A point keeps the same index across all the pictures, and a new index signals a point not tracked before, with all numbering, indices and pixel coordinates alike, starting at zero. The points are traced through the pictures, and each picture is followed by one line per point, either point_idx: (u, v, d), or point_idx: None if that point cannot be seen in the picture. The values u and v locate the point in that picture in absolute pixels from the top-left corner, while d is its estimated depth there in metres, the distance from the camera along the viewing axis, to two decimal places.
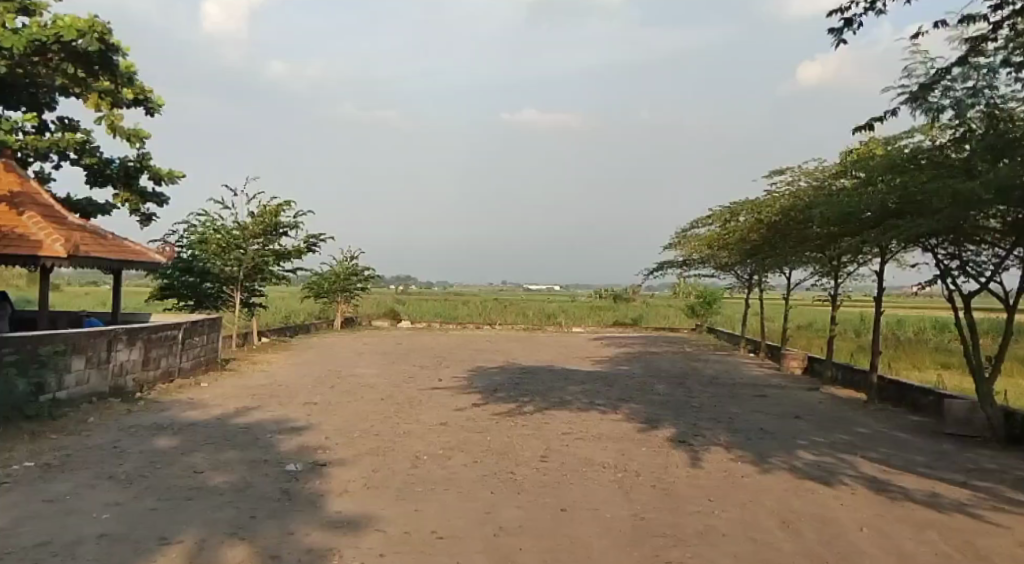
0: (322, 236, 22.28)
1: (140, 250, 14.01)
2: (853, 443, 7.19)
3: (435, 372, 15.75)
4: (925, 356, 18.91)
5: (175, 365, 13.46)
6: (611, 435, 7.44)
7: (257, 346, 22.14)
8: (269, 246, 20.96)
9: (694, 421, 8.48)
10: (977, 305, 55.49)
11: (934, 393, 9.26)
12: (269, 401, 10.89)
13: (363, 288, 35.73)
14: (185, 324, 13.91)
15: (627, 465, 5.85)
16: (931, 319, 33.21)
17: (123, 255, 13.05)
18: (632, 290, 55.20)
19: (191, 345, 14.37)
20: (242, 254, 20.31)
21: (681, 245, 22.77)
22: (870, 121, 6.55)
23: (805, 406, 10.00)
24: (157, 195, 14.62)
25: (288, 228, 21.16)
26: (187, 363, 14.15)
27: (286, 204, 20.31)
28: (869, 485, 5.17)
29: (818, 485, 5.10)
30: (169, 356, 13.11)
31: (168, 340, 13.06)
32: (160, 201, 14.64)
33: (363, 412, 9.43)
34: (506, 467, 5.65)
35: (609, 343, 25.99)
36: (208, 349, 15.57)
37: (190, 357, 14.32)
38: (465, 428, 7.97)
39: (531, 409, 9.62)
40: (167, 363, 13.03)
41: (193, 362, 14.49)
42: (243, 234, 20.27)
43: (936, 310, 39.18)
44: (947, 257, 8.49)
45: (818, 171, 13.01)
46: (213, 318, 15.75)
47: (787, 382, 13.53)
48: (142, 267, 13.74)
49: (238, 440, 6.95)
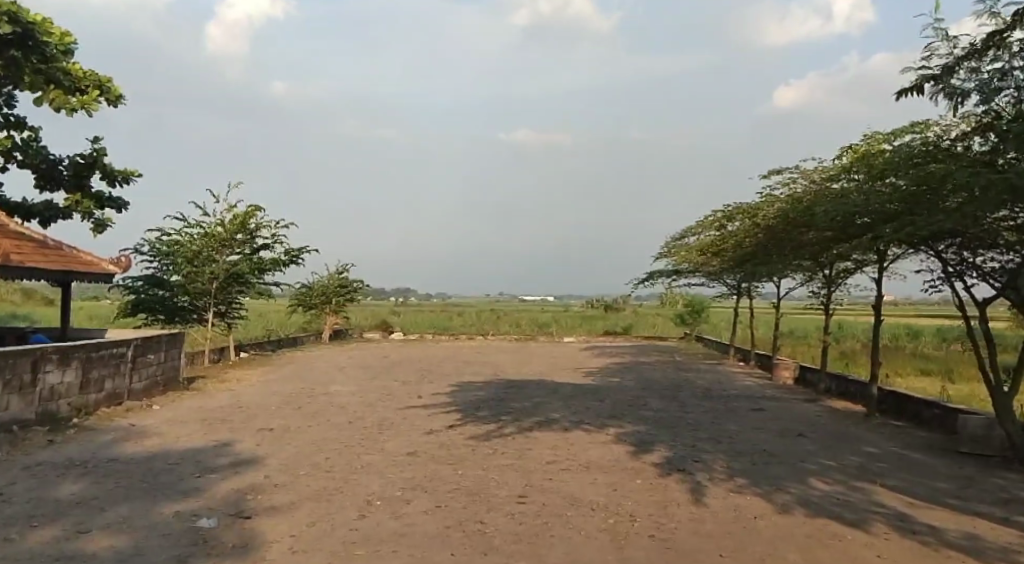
0: (303, 248, 21.39)
1: (91, 261, 13.06)
2: (867, 468, 6.43)
3: (415, 387, 14.88)
4: (915, 363, 18.36)
5: (125, 386, 12.44)
6: (595, 463, 6.61)
7: (232, 362, 21.20)
8: (242, 256, 20.00)
9: (689, 442, 7.69)
10: (964, 310, 55.61)
11: (939, 406, 8.59)
12: (223, 427, 9.93)
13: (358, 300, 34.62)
14: (135, 340, 12.87)
15: (618, 505, 5.04)
16: (916, 326, 32.80)
17: (67, 264, 12.10)
18: (621, 300, 54.63)
19: (145, 363, 13.37)
20: (212, 266, 19.13)
21: (670, 254, 22.17)
22: (914, 85, 5.84)
23: (804, 421, 9.23)
24: (116, 202, 13.68)
25: (262, 236, 20.19)
26: (140, 384, 13.13)
27: (256, 209, 19.31)
28: (896, 525, 4.37)
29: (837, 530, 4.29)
30: (115, 377, 12.09)
31: (115, 357, 12.04)
32: (117, 205, 13.69)
33: (325, 439, 8.50)
34: (471, 515, 4.81)
35: (598, 353, 25.26)
36: (166, 368, 14.52)
37: (143, 377, 13.30)
38: (434, 458, 7.08)
39: (511, 430, 8.80)
40: (113, 384, 12.01)
41: (148, 383, 13.48)
42: (212, 243, 19.18)
43: (911, 316, 39.20)
44: (959, 261, 7.83)
45: (814, 174, 12.41)
46: (172, 334, 14.68)
47: (781, 394, 12.85)
48: (94, 278, 12.81)
49: (162, 487, 6.00)
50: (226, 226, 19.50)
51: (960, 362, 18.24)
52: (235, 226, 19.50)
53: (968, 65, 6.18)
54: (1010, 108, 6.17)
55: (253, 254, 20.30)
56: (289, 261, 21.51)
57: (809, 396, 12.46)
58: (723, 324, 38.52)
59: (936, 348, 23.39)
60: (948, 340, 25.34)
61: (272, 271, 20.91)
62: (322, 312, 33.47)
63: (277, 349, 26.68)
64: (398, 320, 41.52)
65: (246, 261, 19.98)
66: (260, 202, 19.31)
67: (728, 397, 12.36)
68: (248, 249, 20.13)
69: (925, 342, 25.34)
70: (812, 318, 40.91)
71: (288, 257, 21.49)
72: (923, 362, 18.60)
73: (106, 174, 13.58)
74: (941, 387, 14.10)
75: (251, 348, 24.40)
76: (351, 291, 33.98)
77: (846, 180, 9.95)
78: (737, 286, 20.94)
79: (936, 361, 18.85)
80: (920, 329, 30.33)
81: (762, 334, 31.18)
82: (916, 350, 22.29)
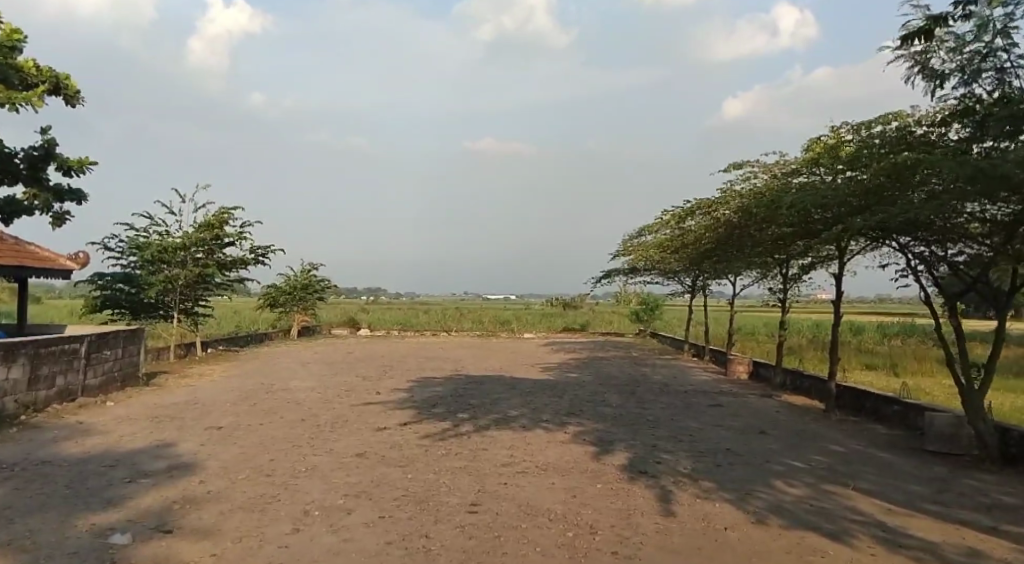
0: (269, 247, 20.53)
1: (47, 257, 12.01)
2: (837, 467, 6.14)
3: (373, 383, 14.26)
4: (862, 356, 18.55)
5: (79, 382, 11.52)
6: (554, 465, 6.14)
7: (201, 357, 20.34)
8: (209, 256, 19.03)
9: (652, 441, 7.31)
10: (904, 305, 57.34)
11: (898, 403, 8.24)
12: (167, 425, 9.19)
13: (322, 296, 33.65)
14: (90, 336, 11.92)
15: (578, 515, 4.63)
16: (856, 322, 33.45)
17: (21, 258, 11.26)
18: (580, 298, 54.69)
19: (100, 359, 12.40)
20: (182, 267, 18.27)
21: (628, 252, 21.85)
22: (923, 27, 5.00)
23: (766, 417, 8.95)
24: (76, 195, 12.68)
25: (233, 239, 19.39)
26: (95, 380, 12.20)
27: (231, 214, 18.38)
28: (889, 552, 3.98)
29: (815, 551, 4.02)
30: (68, 373, 11.19)
31: (68, 354, 11.14)
32: (77, 198, 12.67)
33: (270, 439, 7.87)
34: (417, 528, 4.35)
35: (558, 349, 24.94)
36: (125, 363, 13.58)
37: (99, 373, 12.37)
38: (382, 460, 6.52)
39: (468, 428, 8.31)
40: (66, 381, 11.12)
41: (103, 379, 12.53)
42: (186, 242, 18.24)
43: (858, 314, 40.13)
44: (930, 255, 7.58)
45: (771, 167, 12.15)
46: (131, 330, 13.72)
47: (739, 389, 12.70)
48: (52, 274, 11.85)
49: (81, 495, 5.35)
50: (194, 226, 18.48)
51: (905, 354, 18.48)
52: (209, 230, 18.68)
53: (949, 46, 6.01)
54: (992, 92, 5.93)
55: (221, 254, 19.33)
56: (256, 261, 20.68)
57: (768, 391, 12.28)
58: (680, 320, 38.72)
59: (878, 342, 23.79)
60: (888, 334, 25.82)
61: (240, 270, 20.07)
62: (290, 310, 32.38)
63: (249, 346, 25.73)
64: (363, 317, 40.62)
65: (214, 260, 19.11)
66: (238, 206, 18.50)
67: (688, 392, 12.10)
68: (218, 251, 19.30)
69: (866, 337, 25.75)
70: (761, 315, 41.46)
71: (256, 256, 20.66)
72: (868, 355, 18.80)
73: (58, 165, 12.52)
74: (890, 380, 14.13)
75: (221, 345, 23.39)
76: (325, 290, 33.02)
77: (809, 174, 9.69)
78: (693, 284, 20.81)
79: (879, 353, 19.07)
80: (860, 325, 30.94)
81: (714, 330, 31.31)
82: (859, 345, 22.60)
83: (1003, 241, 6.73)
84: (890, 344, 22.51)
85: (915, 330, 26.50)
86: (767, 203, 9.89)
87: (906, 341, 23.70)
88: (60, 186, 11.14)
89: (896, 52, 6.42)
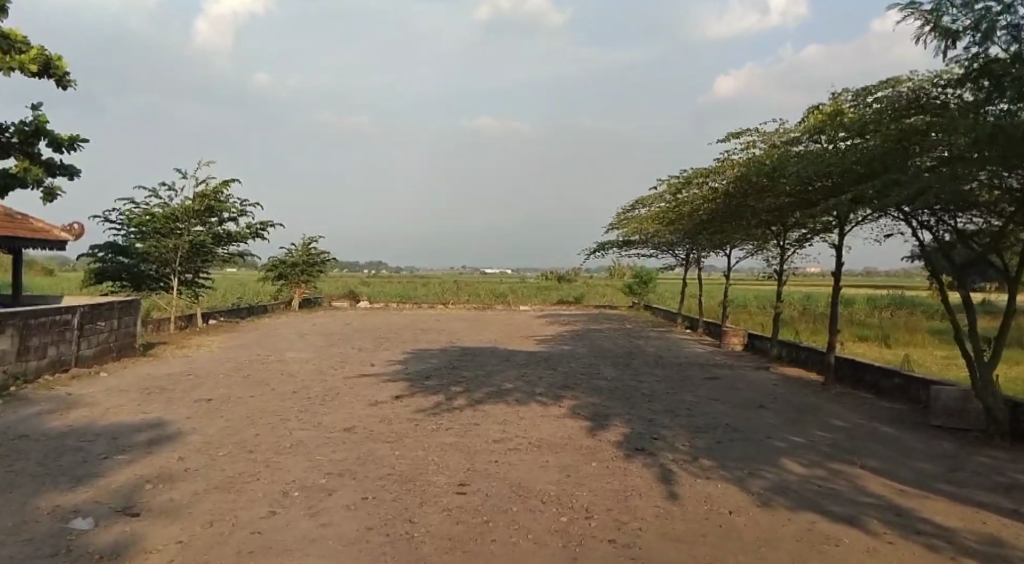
0: (267, 222, 20.07)
1: (39, 227, 11.55)
2: (841, 441, 5.90)
3: (366, 355, 13.99)
4: (854, 327, 18.37)
5: (73, 352, 11.21)
6: (548, 441, 5.88)
7: (202, 328, 20.08)
8: (207, 230, 18.45)
9: (651, 415, 7.06)
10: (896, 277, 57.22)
11: (898, 375, 7.96)
12: (153, 397, 8.91)
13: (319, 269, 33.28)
14: (84, 307, 11.60)
15: (572, 498, 4.37)
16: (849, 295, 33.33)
17: (12, 228, 10.83)
18: (573, 271, 54.47)
19: (94, 330, 12.08)
20: (182, 238, 17.73)
21: (623, 225, 21.46)
22: None
23: (765, 390, 8.71)
24: (70, 171, 11.07)
25: (232, 210, 18.87)
26: (89, 351, 11.89)
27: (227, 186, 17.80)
28: (906, 538, 3.72)
29: (826, 539, 3.74)
30: (60, 344, 10.86)
31: (59, 324, 10.80)
32: (71, 174, 11.09)
33: (257, 412, 7.60)
34: (400, 511, 4.11)
35: (553, 321, 24.73)
36: (120, 335, 13.26)
37: (94, 343, 12.05)
38: (369, 435, 6.25)
39: (460, 401, 8.06)
40: (58, 351, 10.80)
41: (99, 349, 12.23)
42: (183, 213, 17.73)
43: (852, 288, 40.03)
44: (938, 225, 7.19)
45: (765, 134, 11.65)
46: (125, 300, 13.33)
47: (734, 361, 12.45)
48: (47, 246, 11.43)
49: (52, 472, 5.07)
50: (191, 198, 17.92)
51: (896, 324, 18.33)
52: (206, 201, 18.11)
53: (960, 0, 5.58)
54: (1007, 51, 5.51)
55: (219, 229, 18.76)
56: (255, 234, 20.18)
57: (763, 364, 12.03)
58: (674, 293, 38.56)
59: (868, 314, 23.67)
60: (878, 305, 25.67)
61: (240, 242, 19.59)
62: (285, 281, 32.07)
63: (246, 316, 25.46)
64: (358, 289, 40.36)
65: (214, 233, 18.56)
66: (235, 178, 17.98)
67: (685, 364, 11.86)
68: (217, 224, 18.76)
69: (859, 308, 25.62)
70: (754, 287, 41.36)
71: (255, 229, 20.17)
72: (861, 326, 18.62)
73: (49, 142, 10.92)
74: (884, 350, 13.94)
75: (223, 316, 23.11)
76: (321, 262, 32.67)
77: (807, 142, 9.21)
78: (686, 257, 20.47)
79: (873, 324, 18.89)
80: (853, 297, 30.78)
81: (707, 302, 31.05)
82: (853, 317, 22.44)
83: (1013, 210, 6.39)
84: (881, 316, 22.35)
85: (906, 302, 26.33)
86: (763, 173, 9.49)
87: (896, 312, 23.56)
88: (52, 160, 10.39)
89: (903, 11, 6.01)
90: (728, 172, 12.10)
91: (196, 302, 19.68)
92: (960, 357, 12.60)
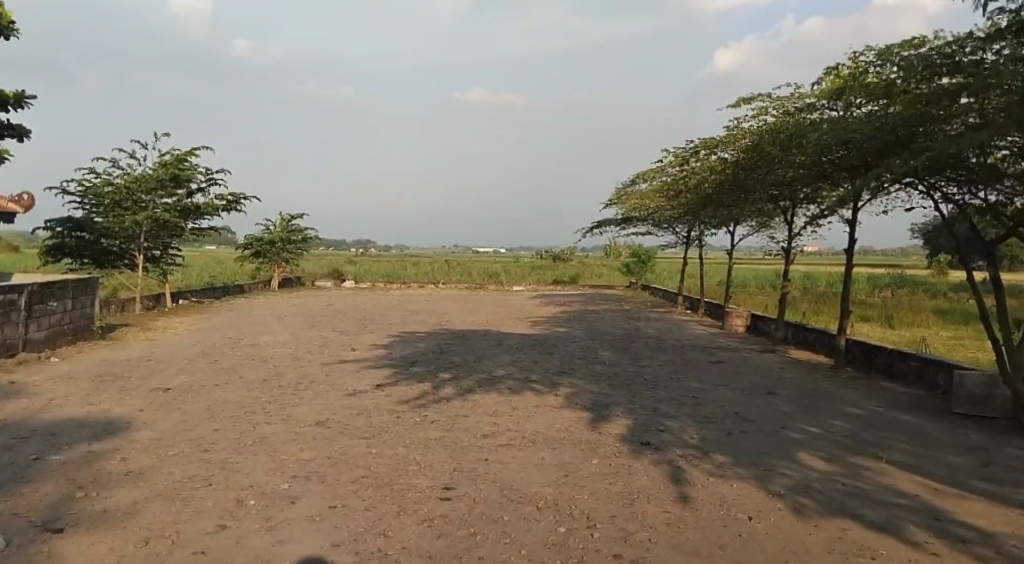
0: (239, 194, 19.33)
1: None
2: (861, 431, 5.42)
3: (350, 339, 13.37)
4: (857, 307, 17.95)
5: (20, 336, 10.52)
6: (542, 435, 5.36)
7: (170, 308, 19.35)
8: (175, 202, 17.75)
9: (652, 405, 6.55)
10: (890, 257, 57.02)
11: (916, 358, 7.49)
12: (111, 386, 8.28)
13: (306, 248, 32.40)
14: (32, 286, 10.91)
15: (570, 504, 3.84)
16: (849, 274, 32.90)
17: None
18: (568, 251, 53.85)
19: (44, 311, 11.38)
20: (144, 212, 16.96)
21: (622, 201, 20.88)
22: None
23: (772, 375, 8.23)
24: (19, 131, 10.35)
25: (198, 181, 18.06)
26: (39, 334, 11.20)
27: (194, 156, 17.03)
28: (954, 547, 3.25)
29: (863, 549, 3.25)
30: (5, 326, 10.17)
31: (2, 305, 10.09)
32: (21, 134, 10.36)
33: (223, 403, 7.01)
34: (372, 523, 3.57)
35: (547, 302, 24.15)
36: (75, 316, 12.57)
37: (44, 326, 11.36)
38: (345, 430, 5.70)
39: (447, 390, 7.51)
40: (3, 335, 10.12)
41: (50, 332, 11.53)
42: (143, 185, 16.93)
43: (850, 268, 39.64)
44: (966, 198, 6.68)
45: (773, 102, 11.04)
46: (80, 279, 12.66)
47: (736, 344, 11.99)
48: None
49: None
50: (156, 168, 17.15)
51: (899, 304, 17.91)
52: (169, 171, 17.29)
53: None
54: None
55: (188, 202, 18.08)
56: (225, 207, 19.41)
57: (767, 347, 11.57)
58: (669, 272, 38.04)
59: (869, 294, 23.23)
60: (878, 285, 25.23)
61: (209, 216, 18.83)
62: (271, 261, 31.23)
63: (227, 297, 24.69)
64: (345, 268, 39.51)
65: (178, 206, 17.79)
66: (203, 146, 17.24)
67: (685, 348, 11.38)
68: (181, 196, 17.97)
69: (860, 288, 25.21)
70: (751, 268, 40.92)
71: (224, 202, 19.39)
72: (864, 307, 18.18)
73: None
74: (891, 331, 13.50)
75: (196, 297, 22.33)
76: (304, 240, 31.79)
77: (822, 110, 8.63)
78: (686, 235, 19.93)
79: (877, 304, 18.46)
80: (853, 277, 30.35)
81: (702, 282, 30.55)
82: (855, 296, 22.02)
83: None
84: (882, 296, 21.88)
85: (906, 281, 25.88)
86: (775, 142, 8.95)
87: (897, 292, 23.11)
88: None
89: None
90: (738, 141, 11.50)
91: (165, 280, 18.95)
92: (971, 338, 12.18)
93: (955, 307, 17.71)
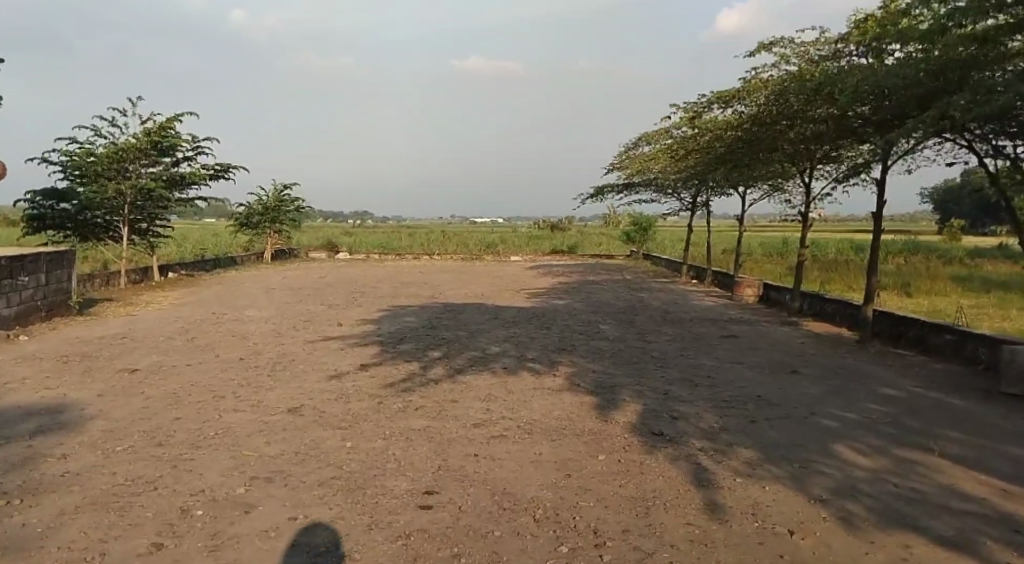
0: (228, 164, 18.43)
1: None
2: (903, 417, 4.79)
3: (339, 313, 12.67)
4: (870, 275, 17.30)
5: None
6: (541, 424, 4.72)
7: (159, 282, 18.61)
8: (159, 171, 16.89)
9: (663, 386, 5.92)
10: (900, 222, 55.95)
11: (954, 331, 6.84)
12: (72, 367, 7.59)
13: (298, 218, 31.50)
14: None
15: (575, 515, 3.19)
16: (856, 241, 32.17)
17: None
18: (566, 220, 52.93)
19: (14, 286, 10.67)
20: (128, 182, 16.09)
21: (625, 166, 20.05)
22: None
23: (792, 351, 7.59)
24: None
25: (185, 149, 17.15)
26: (10, 310, 10.50)
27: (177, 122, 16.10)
28: None
29: None
30: None
31: None
32: None
33: (190, 387, 6.34)
34: (337, 542, 2.93)
35: (546, 273, 23.45)
36: (49, 291, 11.86)
37: (15, 302, 10.66)
38: (320, 419, 5.05)
39: (438, 371, 6.85)
40: None
41: (22, 308, 10.83)
42: (127, 153, 16.04)
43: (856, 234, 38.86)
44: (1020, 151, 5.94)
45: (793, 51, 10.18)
46: (54, 252, 11.93)
47: (749, 316, 11.33)
48: None
49: None
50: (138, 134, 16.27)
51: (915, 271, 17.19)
52: (153, 138, 16.38)
53: None
54: None
55: (173, 170, 17.23)
56: (213, 177, 18.54)
57: (782, 318, 10.92)
58: (672, 240, 37.23)
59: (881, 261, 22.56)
60: (890, 253, 24.48)
61: (196, 186, 17.96)
62: (262, 232, 30.36)
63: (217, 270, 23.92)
64: (341, 239, 38.65)
65: (163, 175, 16.92)
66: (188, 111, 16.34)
67: (694, 320, 10.74)
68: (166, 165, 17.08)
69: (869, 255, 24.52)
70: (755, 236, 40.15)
71: (212, 172, 18.51)
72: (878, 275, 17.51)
73: None
74: (910, 300, 12.84)
75: (185, 270, 21.58)
76: (296, 211, 30.89)
77: (852, 56, 7.82)
78: (692, 200, 19.14)
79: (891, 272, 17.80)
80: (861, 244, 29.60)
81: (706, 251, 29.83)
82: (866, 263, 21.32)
83: None
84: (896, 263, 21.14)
85: (920, 248, 25.12)
86: (799, 92, 8.17)
87: (912, 258, 22.33)
88: None
89: None
90: (755, 93, 10.66)
91: (152, 253, 18.19)
92: (997, 307, 11.52)
93: (974, 274, 17.01)
